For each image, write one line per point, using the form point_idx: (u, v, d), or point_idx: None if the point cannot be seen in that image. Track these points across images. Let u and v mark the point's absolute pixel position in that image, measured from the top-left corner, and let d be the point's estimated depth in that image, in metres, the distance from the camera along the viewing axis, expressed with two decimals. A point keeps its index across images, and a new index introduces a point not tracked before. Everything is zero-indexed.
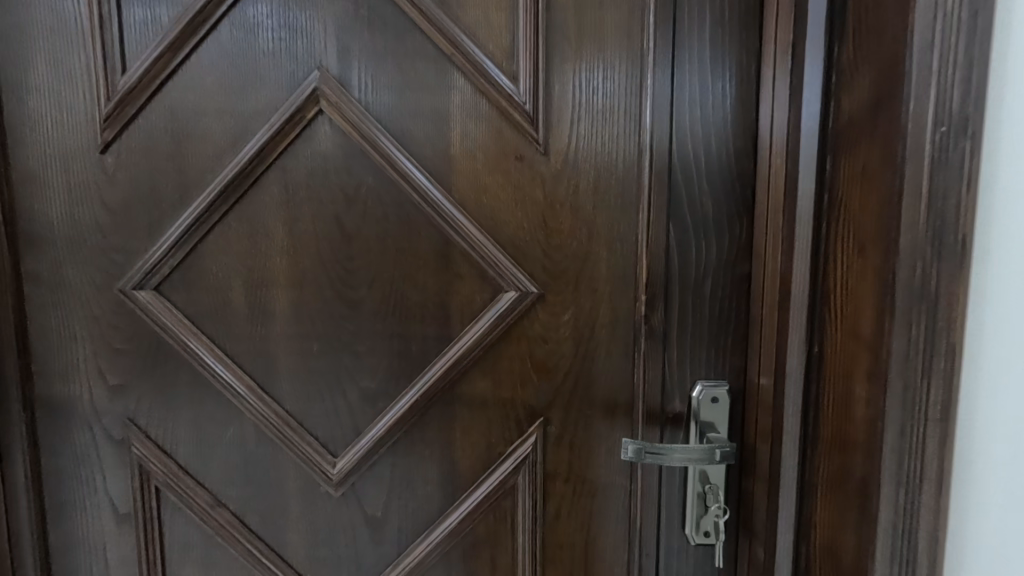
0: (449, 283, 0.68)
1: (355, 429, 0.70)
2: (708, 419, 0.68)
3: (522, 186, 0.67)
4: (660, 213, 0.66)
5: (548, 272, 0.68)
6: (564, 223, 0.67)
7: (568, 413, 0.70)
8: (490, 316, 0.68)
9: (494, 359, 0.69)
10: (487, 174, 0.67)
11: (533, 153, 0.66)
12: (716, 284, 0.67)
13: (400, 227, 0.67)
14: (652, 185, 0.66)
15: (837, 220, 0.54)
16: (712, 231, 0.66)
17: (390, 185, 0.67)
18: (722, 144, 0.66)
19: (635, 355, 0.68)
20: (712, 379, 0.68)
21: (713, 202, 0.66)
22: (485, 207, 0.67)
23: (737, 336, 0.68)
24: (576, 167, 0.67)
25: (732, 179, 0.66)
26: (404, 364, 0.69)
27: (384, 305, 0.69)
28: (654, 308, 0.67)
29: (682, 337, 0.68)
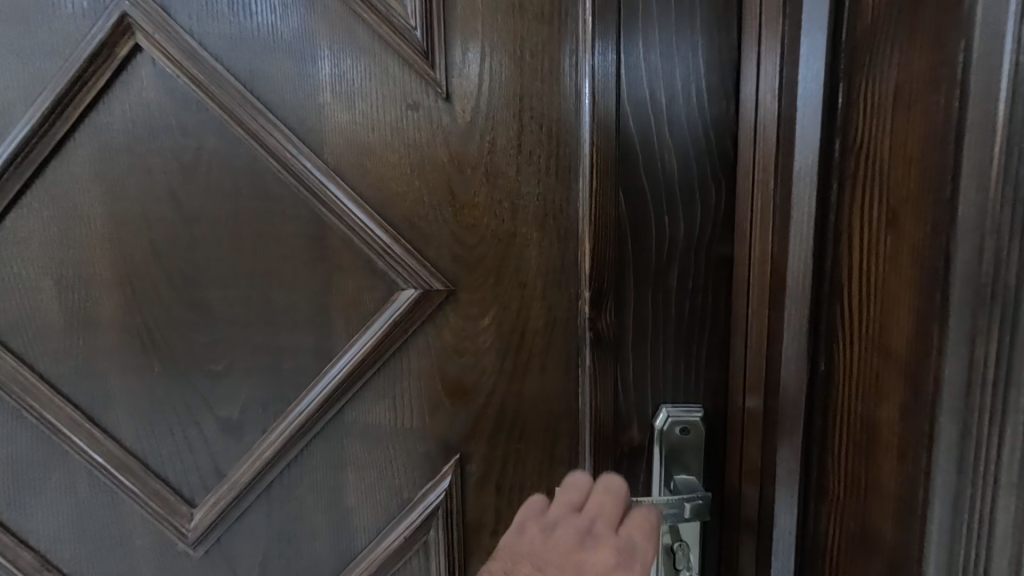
0: (327, 278, 0.51)
1: (216, 471, 0.54)
2: (677, 456, 0.50)
3: (419, 146, 0.49)
4: (606, 178, 0.48)
5: (458, 261, 0.51)
6: (478, 195, 0.50)
7: (492, 445, 0.53)
8: (384, 322, 0.51)
9: (393, 378, 0.53)
10: (371, 130, 0.49)
11: (432, 99, 0.49)
12: (684, 275, 0.49)
13: (259, 204, 0.50)
14: (594, 140, 0.48)
15: (853, 179, 0.36)
16: (677, 200, 0.48)
17: (240, 147, 0.49)
18: (690, 77, 0.47)
19: (579, 368, 0.52)
20: (682, 403, 0.50)
21: (680, 162, 0.47)
22: (369, 176, 0.50)
23: (715, 344, 0.50)
24: (491, 118, 0.49)
25: (705, 128, 0.47)
26: (275, 385, 0.53)
27: (245, 309, 0.52)
28: (601, 309, 0.50)
29: (640, 346, 0.50)
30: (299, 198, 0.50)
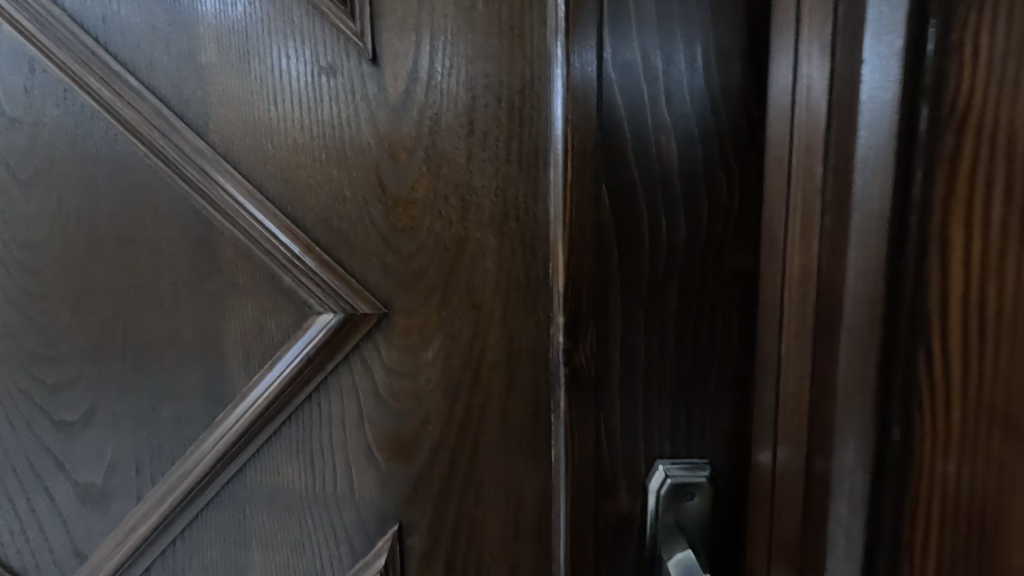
0: (219, 299, 0.39)
1: (77, 552, 0.41)
2: (677, 529, 0.39)
3: (338, 123, 0.37)
4: (582, 169, 0.36)
5: (391, 276, 0.39)
6: (416, 191, 0.38)
7: (439, 510, 0.42)
8: (293, 358, 0.39)
9: (309, 428, 0.40)
10: (272, 103, 0.37)
11: (354, 61, 0.37)
12: (685, 295, 0.37)
13: (123, 201, 0.38)
14: (566, 118, 0.36)
15: (953, 162, 0.21)
16: (676, 196, 0.37)
17: (94, 124, 0.37)
18: (693, 32, 0.35)
19: (551, 414, 0.40)
20: (682, 459, 0.39)
21: (680, 145, 0.36)
22: (271, 164, 0.38)
23: (726, 384, 0.38)
24: (433, 87, 0.37)
25: (714, 101, 0.36)
26: (151, 439, 0.40)
27: (108, 339, 0.39)
28: (576, 340, 0.38)
29: (627, 385, 0.39)
30: (177, 194, 0.38)
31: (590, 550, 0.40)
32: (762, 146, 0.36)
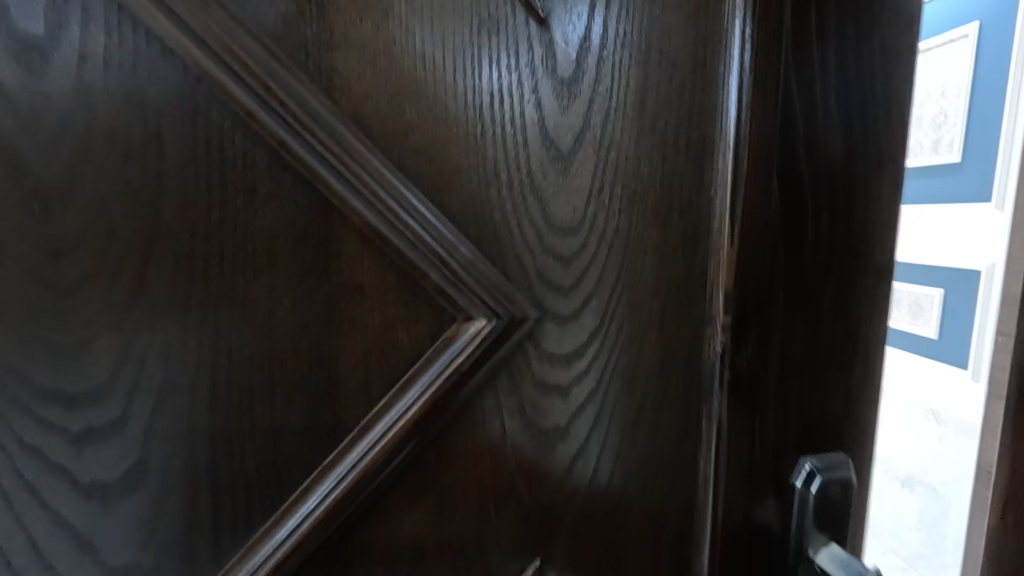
0: (332, 303, 0.30)
1: None
2: (819, 525, 0.36)
3: (498, 94, 0.31)
4: (758, 152, 0.33)
5: (546, 274, 0.34)
6: (580, 178, 0.33)
7: (576, 541, 0.37)
8: (432, 377, 0.32)
9: (440, 460, 0.34)
10: (421, 61, 0.30)
11: (519, 20, 0.31)
12: (842, 291, 0.35)
13: (202, 175, 0.27)
14: (748, 101, 0.32)
15: None
16: (847, 182, 0.34)
17: (166, 65, 0.26)
18: (872, 12, 0.33)
19: (701, 426, 0.37)
20: (821, 453, 0.37)
21: (856, 126, 0.33)
22: (412, 138, 0.30)
23: (870, 381, 0.37)
24: (603, 57, 0.32)
25: (886, 85, 0.34)
26: (228, 496, 0.30)
27: (169, 366, 0.28)
28: (740, 346, 0.34)
29: (785, 388, 0.35)
30: (282, 164, 0.28)
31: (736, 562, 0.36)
32: None
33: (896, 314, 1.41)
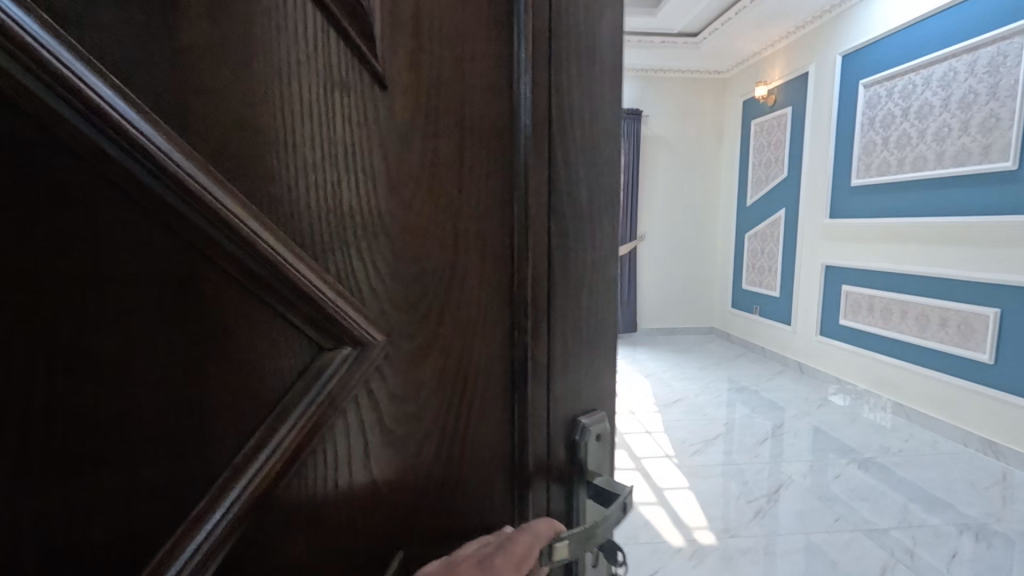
0: (212, 340, 0.38)
1: None
2: (593, 464, 0.55)
3: (355, 164, 0.41)
4: (543, 199, 0.47)
5: (394, 303, 0.44)
6: (423, 228, 0.44)
7: (434, 507, 0.48)
8: (309, 399, 0.42)
9: (316, 461, 0.43)
10: (291, 140, 0.39)
11: (366, 87, 0.41)
12: (590, 301, 0.54)
13: (74, 238, 0.33)
14: (531, 165, 0.47)
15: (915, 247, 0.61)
16: (587, 231, 0.52)
17: (43, 144, 0.32)
18: (599, 119, 0.51)
19: (515, 404, 0.50)
20: (587, 410, 0.56)
21: (597, 194, 0.52)
22: (277, 202, 0.39)
23: (607, 351, 0.57)
24: (441, 131, 0.44)
25: (607, 164, 0.53)
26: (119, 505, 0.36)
27: (45, 421, 0.34)
28: (539, 340, 0.49)
29: (565, 367, 0.52)
30: (165, 229, 0.35)
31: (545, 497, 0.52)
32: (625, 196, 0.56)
33: (948, 337, 3.63)
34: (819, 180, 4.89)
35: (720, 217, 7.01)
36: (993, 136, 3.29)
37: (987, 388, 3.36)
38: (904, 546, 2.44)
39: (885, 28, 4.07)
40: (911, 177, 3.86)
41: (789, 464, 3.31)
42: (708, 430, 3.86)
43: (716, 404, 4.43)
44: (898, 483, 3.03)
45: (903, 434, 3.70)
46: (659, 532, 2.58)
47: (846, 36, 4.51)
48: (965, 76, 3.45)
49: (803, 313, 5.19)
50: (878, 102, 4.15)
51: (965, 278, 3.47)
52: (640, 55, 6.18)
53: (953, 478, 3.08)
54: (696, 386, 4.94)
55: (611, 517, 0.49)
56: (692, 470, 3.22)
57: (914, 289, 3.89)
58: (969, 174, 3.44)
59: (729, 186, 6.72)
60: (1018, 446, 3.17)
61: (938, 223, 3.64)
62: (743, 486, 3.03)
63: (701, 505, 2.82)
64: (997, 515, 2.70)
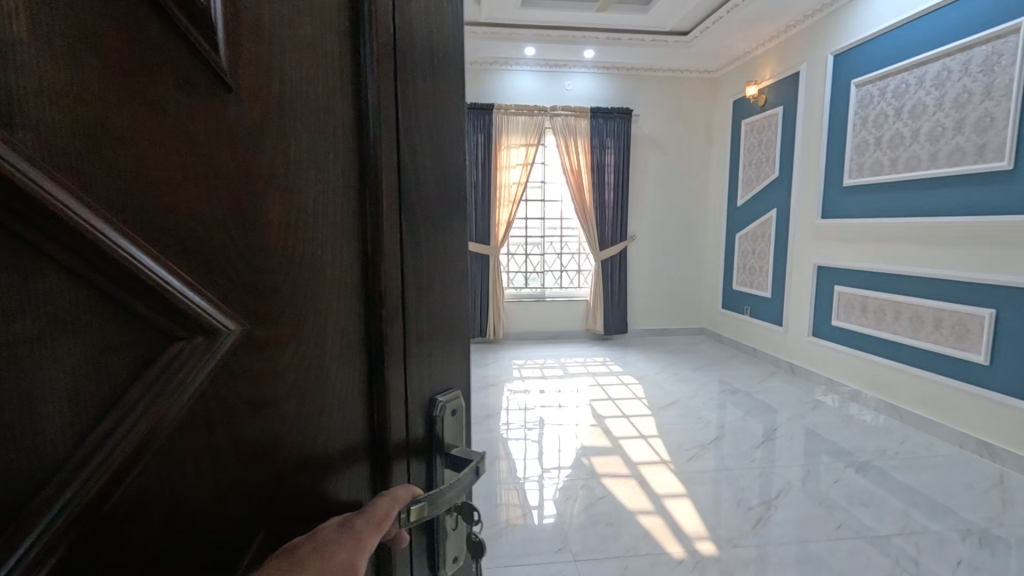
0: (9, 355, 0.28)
1: None
2: (445, 434, 0.62)
3: (200, 136, 0.36)
4: (395, 194, 0.52)
5: (247, 296, 0.41)
6: (274, 216, 0.42)
7: (298, 505, 0.46)
8: (150, 411, 0.34)
9: (165, 486, 0.36)
10: (117, 94, 0.31)
11: (205, 64, 0.36)
12: (441, 288, 0.61)
13: None
14: (382, 162, 0.49)
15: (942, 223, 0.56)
16: (433, 226, 0.59)
17: None
18: (439, 127, 0.58)
19: (374, 389, 0.52)
20: (441, 388, 0.63)
21: (438, 193, 0.59)
22: (109, 178, 0.31)
23: (456, 334, 0.66)
24: (298, 117, 0.43)
25: (447, 167, 0.61)
26: None
27: None
28: (396, 324, 0.53)
29: (418, 349, 0.57)
30: None
31: (403, 469, 0.57)
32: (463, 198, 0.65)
33: (941, 338, 3.60)
34: (811, 180, 4.88)
35: (710, 218, 6.97)
36: (988, 135, 3.26)
37: (983, 389, 3.33)
38: (909, 554, 2.40)
39: (879, 25, 4.04)
40: (905, 177, 3.84)
41: (787, 468, 3.26)
42: (704, 434, 3.81)
43: (710, 407, 4.38)
44: (897, 488, 2.99)
45: (898, 436, 3.67)
46: (659, 543, 2.51)
47: (838, 34, 4.49)
48: (959, 75, 3.42)
49: (796, 314, 5.17)
50: (870, 101, 4.13)
51: (960, 279, 3.43)
52: (631, 54, 6.12)
53: (952, 481, 3.05)
54: (689, 388, 4.89)
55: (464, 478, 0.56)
56: (688, 476, 3.16)
57: (909, 290, 3.86)
58: (963, 174, 3.41)
59: (719, 186, 6.68)
60: (1014, 448, 3.14)
61: (933, 223, 3.61)
62: (741, 492, 2.97)
63: (700, 513, 2.76)
64: (998, 520, 2.67)
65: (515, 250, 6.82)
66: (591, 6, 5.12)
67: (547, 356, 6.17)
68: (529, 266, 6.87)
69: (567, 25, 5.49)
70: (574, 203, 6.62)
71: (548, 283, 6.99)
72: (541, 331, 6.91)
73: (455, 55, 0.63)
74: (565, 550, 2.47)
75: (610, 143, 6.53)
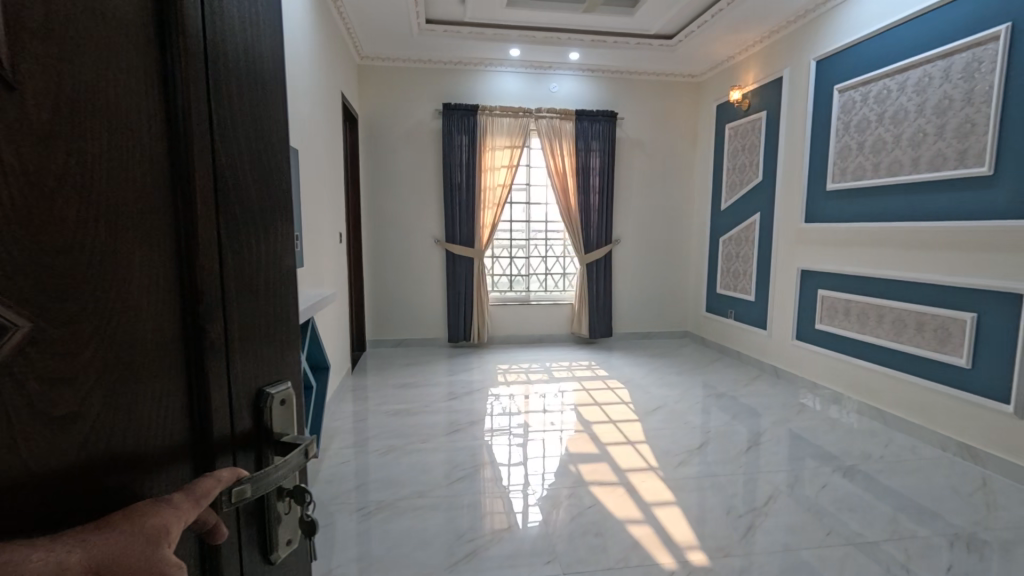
0: None
1: None
2: (274, 422, 0.68)
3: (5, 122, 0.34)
4: (209, 197, 0.55)
5: (44, 292, 0.38)
6: (72, 211, 0.40)
7: (117, 503, 0.45)
8: None
9: None
10: None
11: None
12: (267, 288, 0.67)
13: None
14: (196, 165, 0.53)
15: None
16: (257, 231, 0.65)
17: None
18: (257, 140, 0.65)
19: (196, 382, 0.55)
20: (271, 380, 0.70)
21: (260, 200, 0.65)
22: None
23: (282, 330, 0.72)
24: (107, 121, 0.44)
25: (267, 179, 0.67)
26: None
27: None
28: (220, 319, 0.57)
29: (241, 343, 0.61)
30: None
31: (230, 456, 0.60)
32: (284, 207, 0.73)
33: (924, 342, 3.64)
34: (794, 184, 4.91)
35: (694, 221, 7.00)
36: (971, 140, 3.28)
37: (965, 391, 3.36)
38: (900, 562, 2.38)
39: (861, 32, 4.10)
40: (888, 182, 3.87)
41: (775, 473, 3.24)
42: (692, 439, 3.77)
43: (696, 412, 4.36)
44: (883, 492, 2.99)
45: (882, 439, 3.69)
46: (650, 554, 2.44)
47: (821, 40, 4.54)
48: (940, 82, 3.47)
49: (779, 317, 5.19)
50: (853, 107, 4.18)
51: (943, 283, 3.46)
52: (617, 57, 6.11)
53: (937, 485, 3.06)
54: (675, 393, 4.87)
55: (292, 457, 0.64)
56: (677, 483, 3.11)
57: (893, 294, 3.89)
58: (945, 179, 3.45)
59: (703, 190, 6.71)
60: (996, 450, 3.17)
61: (916, 227, 3.64)
62: (731, 499, 2.94)
63: (690, 521, 2.72)
64: (984, 524, 2.68)
65: (500, 253, 6.73)
66: (577, 8, 5.08)
67: (532, 360, 6.09)
68: (514, 270, 6.79)
69: (553, 26, 5.45)
70: (560, 205, 6.57)
71: (534, 287, 6.91)
72: (526, 334, 6.83)
73: (275, 81, 0.71)
74: (553, 562, 2.39)
75: (595, 146, 6.51)
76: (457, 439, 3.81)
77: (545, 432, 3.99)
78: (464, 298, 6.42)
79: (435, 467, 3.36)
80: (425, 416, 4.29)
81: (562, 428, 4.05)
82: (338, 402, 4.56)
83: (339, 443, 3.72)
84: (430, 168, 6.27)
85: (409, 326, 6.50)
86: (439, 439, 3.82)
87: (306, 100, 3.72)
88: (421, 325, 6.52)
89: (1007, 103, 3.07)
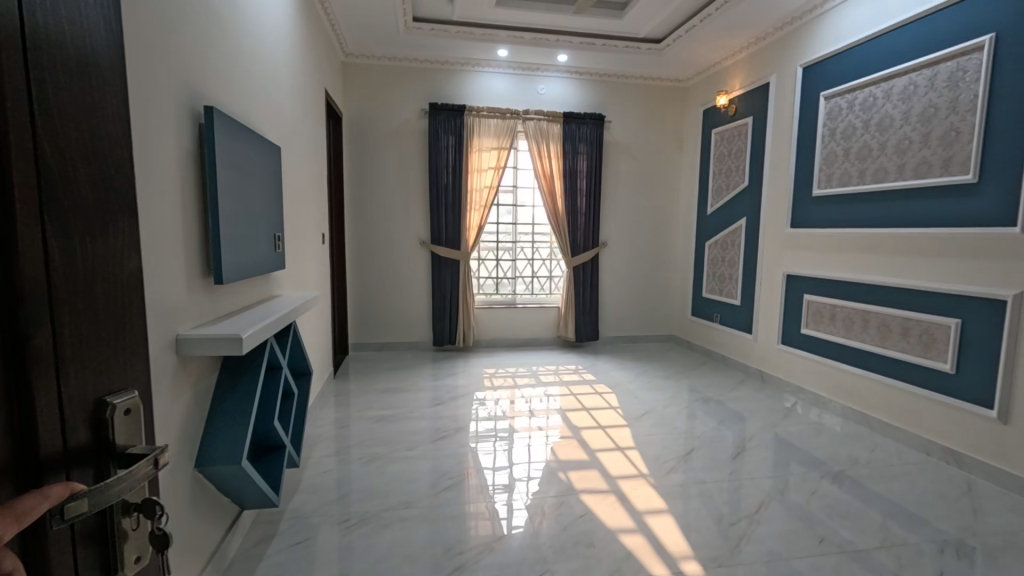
0: None
1: None
2: (116, 434, 0.66)
3: None
4: (28, 196, 0.51)
5: None
6: None
7: None
8: None
9: None
10: None
11: None
12: (107, 292, 0.63)
13: None
14: (11, 163, 0.49)
15: None
16: (91, 231, 0.61)
17: None
18: (90, 131, 0.60)
19: (14, 394, 0.51)
20: (115, 389, 0.67)
21: (96, 198, 0.62)
22: None
23: (127, 333, 0.68)
24: None
25: (105, 174, 0.63)
26: None
27: None
28: (46, 328, 0.54)
29: (74, 350, 0.58)
30: None
31: (63, 471, 0.59)
32: (129, 204, 0.69)
33: (909, 348, 3.68)
34: (780, 189, 4.94)
35: (680, 225, 7.03)
36: (956, 148, 3.33)
37: (950, 396, 3.39)
38: (892, 570, 2.37)
39: (847, 39, 4.14)
40: (873, 188, 3.91)
41: (764, 479, 3.23)
42: (681, 445, 3.74)
43: (684, 417, 4.33)
44: (871, 498, 3.00)
45: (868, 444, 3.72)
46: (646, 566, 2.38)
47: (807, 47, 4.59)
48: (925, 90, 3.52)
49: (766, 321, 5.21)
50: (839, 113, 4.21)
51: (928, 289, 3.50)
52: (605, 60, 6.08)
53: (924, 490, 3.08)
54: (663, 397, 4.85)
55: (137, 470, 0.64)
56: (668, 491, 3.07)
57: (878, 299, 3.92)
58: (929, 186, 3.49)
59: (689, 194, 6.74)
60: (981, 455, 3.21)
61: (901, 234, 3.68)
62: (722, 506, 2.91)
63: (683, 530, 2.67)
64: (972, 529, 2.70)
65: (486, 255, 6.65)
66: (567, 9, 5.04)
67: (519, 364, 6.01)
68: (500, 272, 6.72)
69: (543, 27, 5.41)
70: (547, 208, 6.51)
71: (520, 289, 6.84)
72: (511, 337, 6.75)
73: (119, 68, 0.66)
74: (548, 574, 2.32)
75: (582, 148, 6.48)
76: (442, 446, 3.71)
77: (530, 437, 3.93)
78: (449, 301, 6.32)
79: (420, 475, 3.26)
80: (409, 422, 4.18)
81: (549, 433, 3.99)
82: (319, 408, 4.42)
83: (320, 452, 3.59)
84: (416, 168, 6.16)
85: (393, 329, 6.38)
86: (424, 446, 3.72)
87: (289, 96, 3.60)
88: (405, 329, 6.39)
89: (995, 112, 3.11)
